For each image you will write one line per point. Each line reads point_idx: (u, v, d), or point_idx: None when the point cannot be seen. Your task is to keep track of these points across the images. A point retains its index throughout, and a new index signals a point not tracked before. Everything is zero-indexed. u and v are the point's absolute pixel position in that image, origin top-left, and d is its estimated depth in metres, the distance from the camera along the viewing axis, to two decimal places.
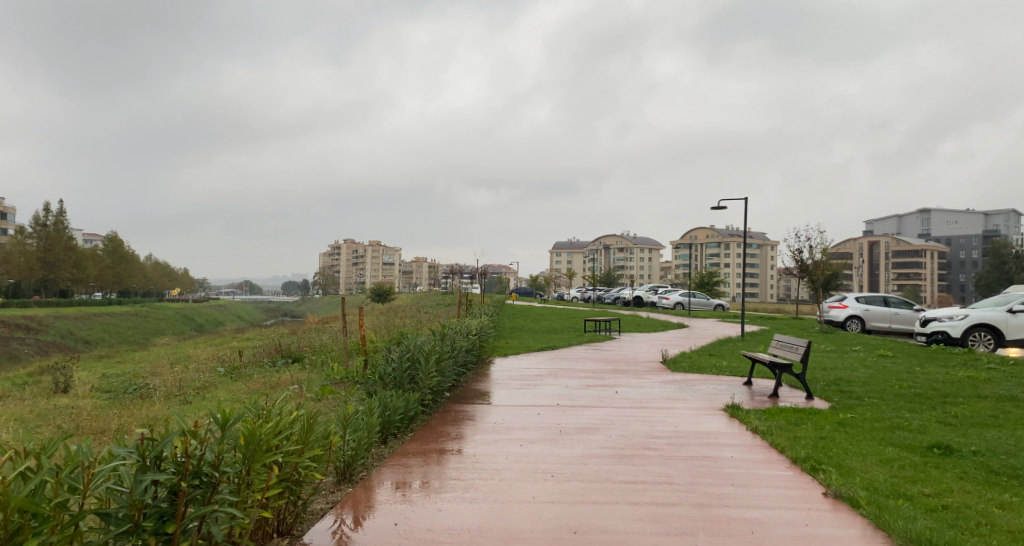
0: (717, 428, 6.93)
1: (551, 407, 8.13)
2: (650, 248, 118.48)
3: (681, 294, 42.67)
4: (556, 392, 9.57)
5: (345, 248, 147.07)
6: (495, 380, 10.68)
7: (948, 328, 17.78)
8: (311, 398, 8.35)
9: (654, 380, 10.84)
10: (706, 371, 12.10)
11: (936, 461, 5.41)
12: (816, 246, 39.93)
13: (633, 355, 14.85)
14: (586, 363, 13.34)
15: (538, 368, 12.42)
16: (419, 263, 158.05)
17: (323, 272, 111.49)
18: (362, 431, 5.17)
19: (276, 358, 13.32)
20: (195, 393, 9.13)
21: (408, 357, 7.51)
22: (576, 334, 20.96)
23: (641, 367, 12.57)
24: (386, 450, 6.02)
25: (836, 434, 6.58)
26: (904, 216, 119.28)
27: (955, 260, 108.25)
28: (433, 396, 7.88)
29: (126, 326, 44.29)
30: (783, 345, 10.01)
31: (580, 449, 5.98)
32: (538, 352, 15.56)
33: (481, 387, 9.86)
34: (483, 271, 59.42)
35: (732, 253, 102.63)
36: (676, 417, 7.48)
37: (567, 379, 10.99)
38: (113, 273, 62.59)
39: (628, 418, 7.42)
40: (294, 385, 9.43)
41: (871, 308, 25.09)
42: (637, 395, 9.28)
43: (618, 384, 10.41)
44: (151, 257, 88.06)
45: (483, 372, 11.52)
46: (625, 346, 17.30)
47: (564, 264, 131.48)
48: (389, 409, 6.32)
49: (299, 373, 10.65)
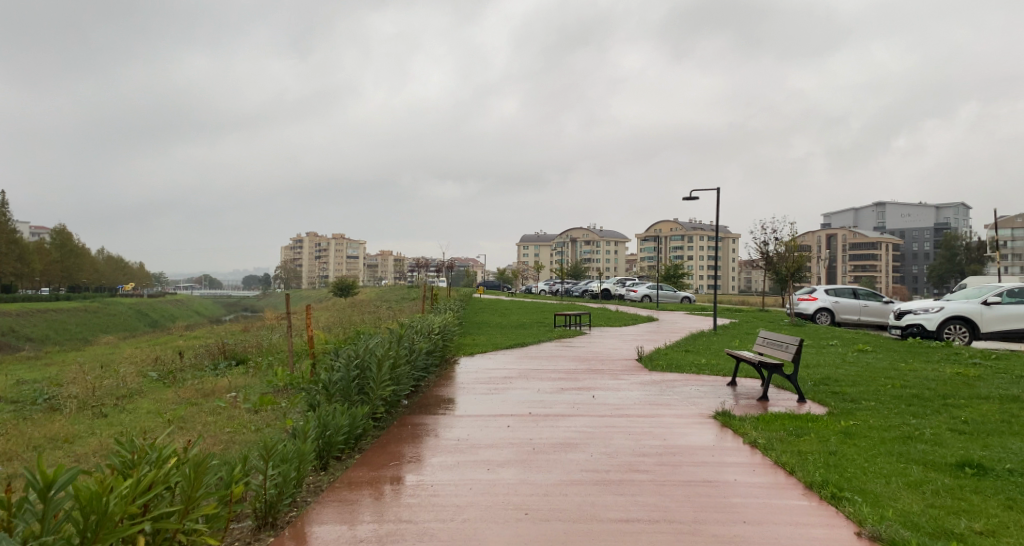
0: (712, 442, 6.10)
1: (520, 418, 7.20)
2: (616, 240, 118.52)
3: (648, 286, 42.29)
4: (527, 398, 8.65)
5: (307, 241, 144.20)
6: (459, 384, 9.74)
7: (923, 321, 17.36)
8: (247, 410, 7.32)
9: (632, 382, 9.98)
10: (685, 370, 11.33)
11: (974, 484, 4.64)
12: (781, 238, 39.88)
13: (606, 353, 14.02)
14: (557, 362, 12.44)
15: (506, 369, 11.51)
16: (384, 256, 155.79)
17: (284, 267, 108.98)
18: (289, 463, 4.22)
19: (219, 361, 12.12)
20: (115, 402, 8.00)
21: (357, 364, 6.56)
22: (546, 329, 20.11)
23: (617, 366, 11.72)
24: (324, 479, 5.07)
25: (847, 448, 5.78)
26: (861, 209, 121.31)
27: (910, 252, 110.79)
28: (387, 408, 6.93)
29: (74, 322, 42.14)
30: (771, 343, 9.24)
31: (556, 474, 5.08)
32: (506, 350, 14.62)
33: (443, 393, 8.92)
34: (449, 265, 58.42)
35: (697, 245, 103.28)
36: (662, 429, 6.62)
37: (538, 381, 10.07)
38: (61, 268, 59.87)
39: (610, 430, 6.55)
40: (230, 393, 8.36)
41: (840, 300, 24.76)
42: (615, 400, 8.41)
43: (594, 386, 9.55)
44: (103, 251, 84.83)
45: (445, 375, 10.58)
46: (596, 342, 16.52)
47: (531, 257, 130.92)
48: (330, 428, 5.37)
49: (239, 379, 9.53)
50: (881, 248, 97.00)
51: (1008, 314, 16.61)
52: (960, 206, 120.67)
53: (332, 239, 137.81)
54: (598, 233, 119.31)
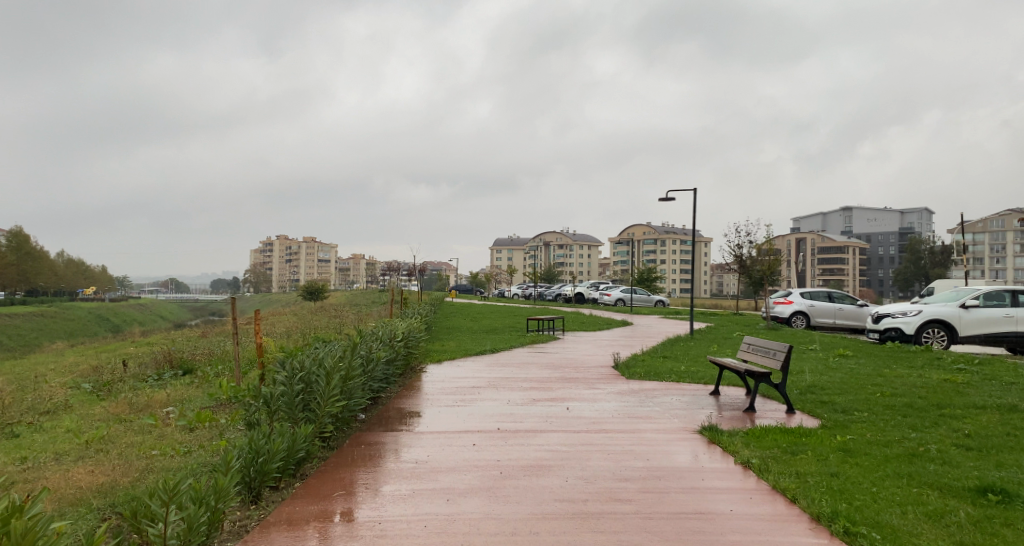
0: (701, 464, 5.47)
1: (489, 435, 6.51)
2: (589, 244, 118.55)
3: (623, 290, 41.91)
4: (496, 411, 7.95)
5: (277, 244, 141.92)
6: (424, 395, 9.03)
7: (902, 324, 17.03)
8: (181, 428, 6.53)
9: (609, 392, 9.37)
10: (665, 377, 10.75)
11: (1001, 515, 4.06)
12: (753, 241, 39.84)
13: (581, 359, 13.41)
14: (530, 370, 11.79)
15: (475, 377, 10.80)
16: (356, 260, 153.92)
17: (253, 271, 106.80)
18: (199, 508, 3.50)
19: (165, 371, 11.21)
20: (35, 419, 7.14)
21: (303, 378, 5.82)
22: (519, 334, 19.45)
23: (593, 374, 11.11)
24: (251, 516, 4.33)
25: (850, 469, 5.18)
26: (829, 214, 122.85)
27: (876, 256, 112.55)
28: (338, 425, 6.21)
29: (29, 328, 40.42)
30: (757, 350, 8.70)
31: (526, 506, 4.40)
32: (476, 356, 13.93)
33: (405, 407, 8.19)
34: (421, 269, 57.61)
35: (669, 249, 103.67)
36: (643, 447, 6.02)
37: (508, 391, 9.38)
38: (17, 272, 57.64)
39: (587, 450, 5.91)
40: (168, 407, 7.54)
41: (816, 303, 24.48)
42: (592, 413, 7.79)
43: (568, 397, 8.91)
44: (62, 254, 82.16)
45: (410, 385, 9.84)
46: (570, 348, 15.92)
47: (504, 261, 130.30)
48: (264, 454, 4.65)
49: (180, 392, 8.69)
50: (848, 251, 98.44)
51: (986, 317, 16.32)
52: (924, 211, 123.01)
53: (303, 242, 135.94)
54: (571, 237, 119.16)
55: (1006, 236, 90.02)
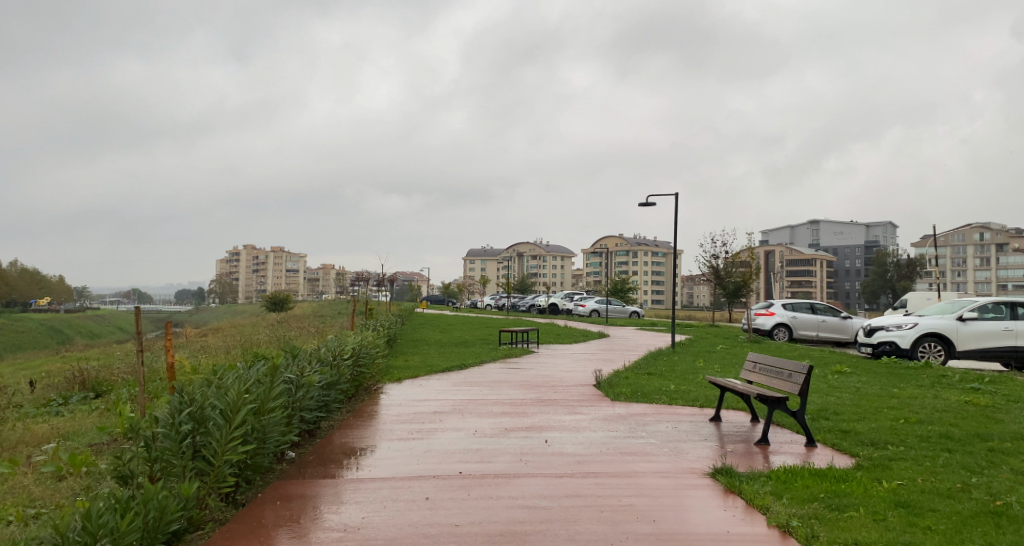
0: (723, 529, 4.15)
1: (444, 486, 5.15)
2: (561, 255, 117.94)
3: (597, 301, 40.78)
4: (458, 446, 6.58)
5: (244, 253, 138.49)
6: (373, 425, 7.62)
7: (896, 338, 15.89)
8: (44, 479, 5.08)
9: (592, 418, 8.02)
10: (654, 399, 9.47)
11: None
12: (727, 252, 39.17)
13: (557, 377, 12.07)
14: (501, 390, 10.40)
15: (437, 400, 9.37)
16: (326, 270, 151.17)
17: (220, 283, 103.91)
18: None
19: (70, 396, 9.75)
20: None
21: (194, 416, 4.44)
22: (490, 347, 18.05)
23: (573, 395, 9.76)
24: None
25: (929, 539, 3.85)
26: (796, 227, 123.80)
27: (843, 268, 113.63)
28: (245, 473, 4.81)
29: None
30: (765, 370, 7.43)
31: None
32: (442, 373, 12.51)
33: (346, 443, 6.81)
34: (391, 279, 55.94)
35: (641, 261, 103.37)
36: (644, 502, 4.72)
37: (475, 418, 7.99)
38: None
39: (572, 507, 4.60)
40: (44, 444, 6.07)
41: (798, 315, 23.51)
42: (574, 447, 6.45)
43: (545, 425, 7.55)
44: (15, 263, 78.55)
45: (359, 411, 8.41)
46: (546, 364, 14.60)
47: (476, 272, 129.00)
48: (106, 537, 3.20)
49: (73, 422, 7.19)
50: (815, 263, 99.18)
51: (984, 331, 15.30)
52: (889, 226, 124.87)
53: (270, 252, 133.31)
54: (544, 247, 118.26)
55: (967, 249, 91.31)
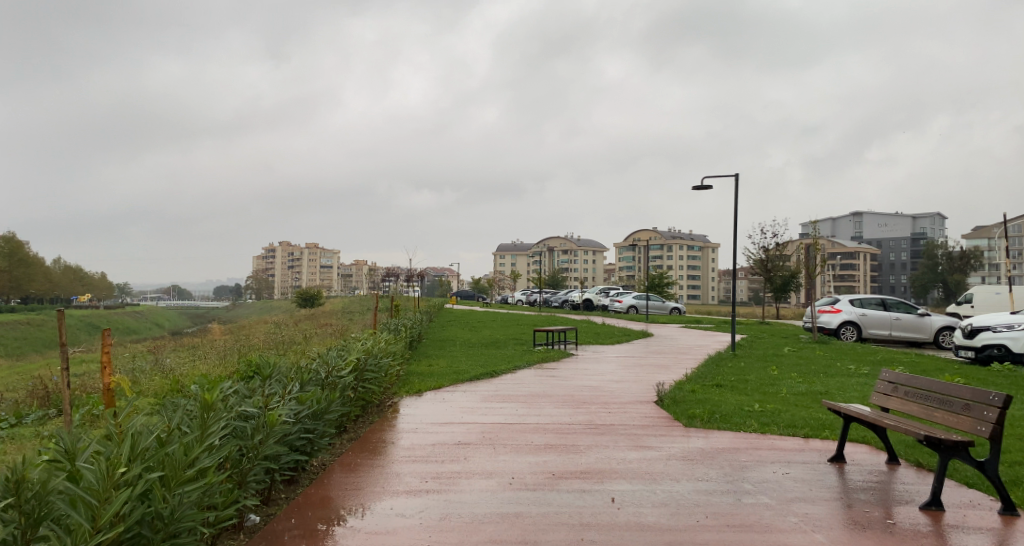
0: None
1: None
2: (596, 249, 115.56)
3: (635, 296, 38.50)
4: (488, 509, 4.62)
5: (280, 250, 139.19)
6: (378, 466, 5.72)
7: (1008, 341, 13.40)
8: None
9: (667, 457, 6.01)
10: (738, 424, 7.39)
11: None
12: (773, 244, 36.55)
13: (608, 390, 10.05)
14: (541, 409, 8.40)
15: (463, 424, 7.43)
16: (358, 265, 150.96)
17: (257, 277, 104.16)
18: None
19: (27, 414, 8.29)
20: None
21: None
22: (525, 349, 16.08)
23: (632, 418, 7.77)
24: None
25: None
26: (838, 220, 119.45)
27: (888, 261, 108.90)
28: None
29: (9, 335, 37.33)
30: (920, 396, 5.27)
31: None
32: (471, 382, 10.63)
33: (334, 498, 4.92)
34: (421, 274, 54.27)
35: (676, 255, 100.69)
36: None
37: (510, 455, 6.04)
38: (10, 279, 54.47)
39: None
40: None
41: (868, 312, 21.02)
42: (656, 513, 4.49)
43: (606, 469, 5.57)
44: (58, 261, 79.31)
45: (363, 442, 6.51)
46: (590, 371, 12.61)
47: (508, 267, 127.26)
48: None
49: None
50: (861, 257, 94.89)
51: None
52: (937, 216, 119.47)
53: (305, 248, 134.15)
54: (576, 242, 115.90)
55: None
